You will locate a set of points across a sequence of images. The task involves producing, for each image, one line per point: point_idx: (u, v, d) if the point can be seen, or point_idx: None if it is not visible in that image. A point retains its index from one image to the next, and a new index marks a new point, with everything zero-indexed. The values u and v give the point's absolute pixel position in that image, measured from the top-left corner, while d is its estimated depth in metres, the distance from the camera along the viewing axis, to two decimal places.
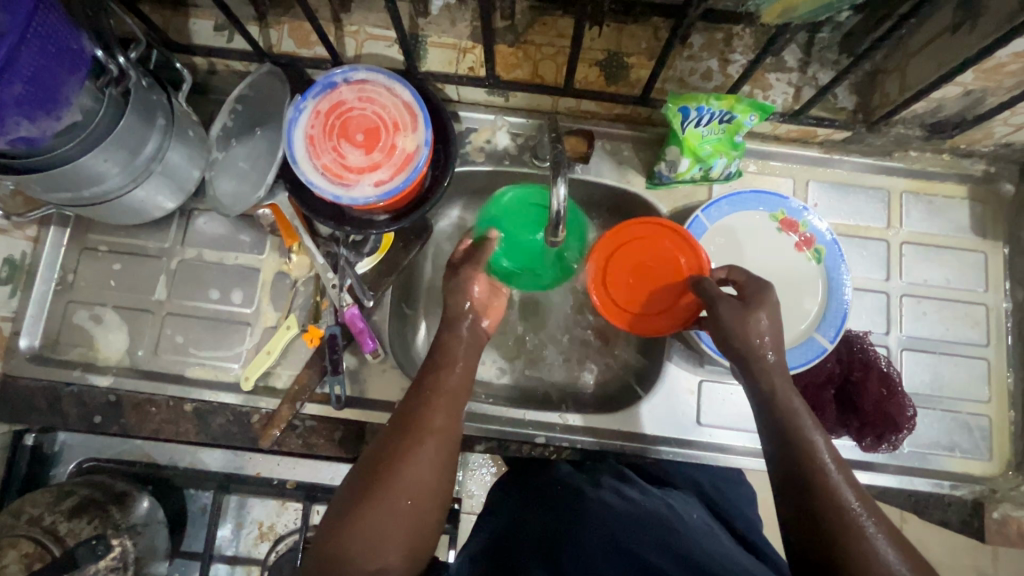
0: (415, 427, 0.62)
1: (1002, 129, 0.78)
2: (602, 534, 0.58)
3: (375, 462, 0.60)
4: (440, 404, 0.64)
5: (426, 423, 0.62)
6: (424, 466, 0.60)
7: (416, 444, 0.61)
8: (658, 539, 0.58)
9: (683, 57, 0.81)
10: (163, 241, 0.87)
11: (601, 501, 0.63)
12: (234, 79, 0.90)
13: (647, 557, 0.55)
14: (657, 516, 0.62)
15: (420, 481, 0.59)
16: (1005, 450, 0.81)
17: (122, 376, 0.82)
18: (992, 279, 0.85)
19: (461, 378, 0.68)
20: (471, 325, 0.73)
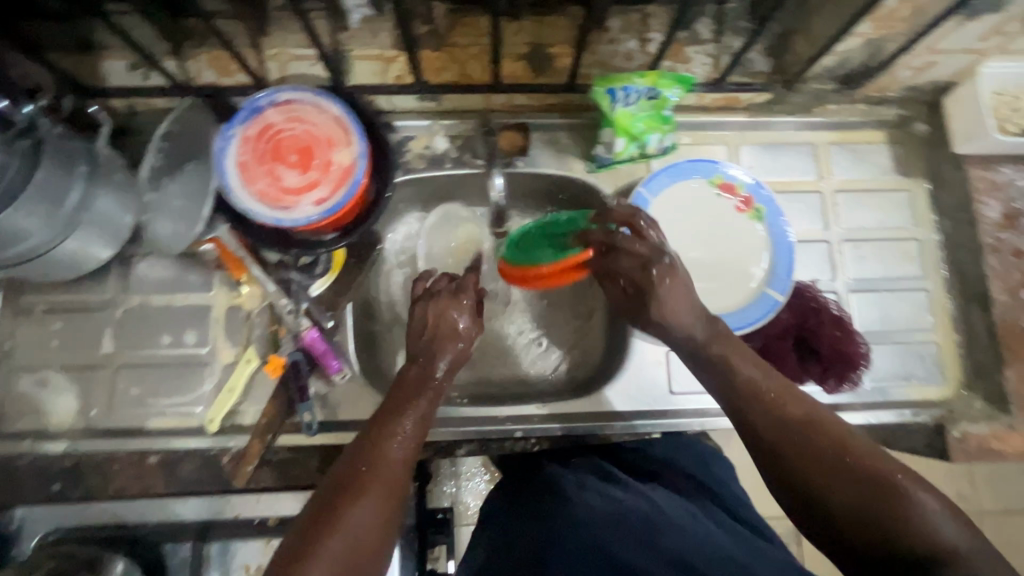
0: (367, 467, 0.59)
1: (906, 73, 0.83)
2: (578, 537, 0.59)
3: (318, 508, 0.56)
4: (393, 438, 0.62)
5: (369, 473, 0.58)
6: (361, 525, 0.55)
7: (357, 498, 0.56)
8: (635, 536, 0.59)
9: (604, 41, 0.83)
10: (104, 292, 0.83)
11: (579, 505, 0.63)
12: (158, 117, 0.87)
13: (621, 557, 0.57)
14: (638, 512, 0.63)
15: (371, 521, 0.56)
16: (956, 372, 0.86)
17: (79, 439, 0.79)
18: (919, 214, 0.90)
19: (415, 430, 0.64)
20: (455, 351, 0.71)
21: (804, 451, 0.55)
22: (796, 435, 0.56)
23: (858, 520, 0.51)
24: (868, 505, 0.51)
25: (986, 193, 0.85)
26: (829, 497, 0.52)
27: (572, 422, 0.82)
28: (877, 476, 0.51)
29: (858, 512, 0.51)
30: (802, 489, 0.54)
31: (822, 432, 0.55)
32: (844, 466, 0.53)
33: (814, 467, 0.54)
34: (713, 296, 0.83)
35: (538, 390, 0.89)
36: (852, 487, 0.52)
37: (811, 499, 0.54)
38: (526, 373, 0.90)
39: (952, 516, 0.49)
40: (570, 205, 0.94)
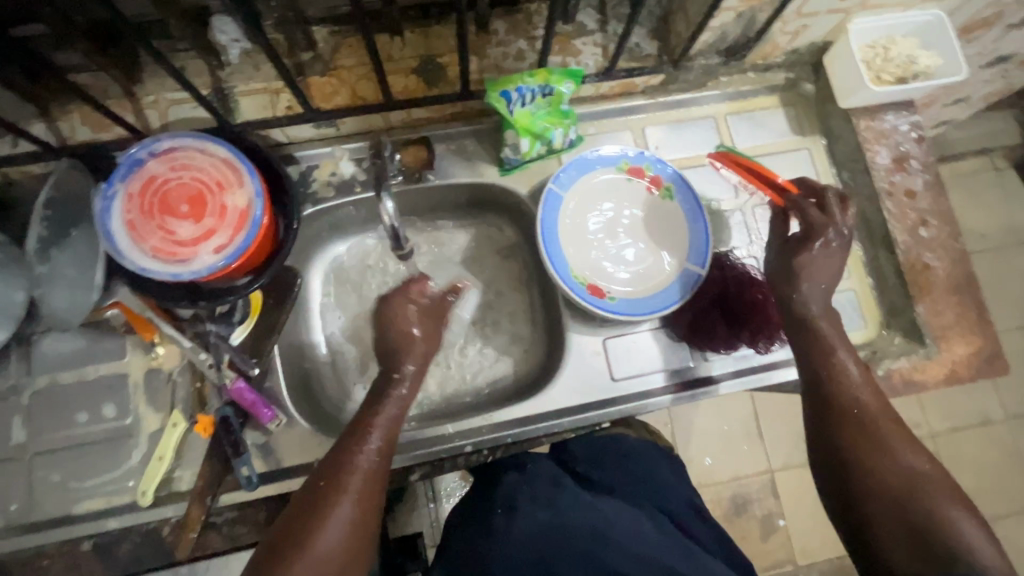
0: (335, 480, 0.58)
1: (783, 39, 0.86)
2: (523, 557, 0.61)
3: (288, 525, 0.56)
4: (368, 454, 0.61)
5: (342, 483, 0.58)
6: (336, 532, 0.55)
7: (331, 506, 0.56)
8: (578, 554, 0.60)
9: (492, 44, 0.83)
10: (7, 378, 0.78)
11: (524, 523, 0.64)
12: (39, 184, 0.82)
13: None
14: (586, 529, 0.63)
15: (341, 540, 0.55)
16: (875, 313, 0.90)
17: (1, 539, 0.73)
18: (821, 170, 0.94)
19: (388, 436, 0.63)
20: (415, 363, 0.68)
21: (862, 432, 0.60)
22: (855, 419, 0.61)
23: (883, 491, 0.56)
24: (894, 484, 0.56)
25: (874, 141, 0.90)
26: (865, 467, 0.58)
27: (521, 428, 0.82)
28: (917, 471, 0.57)
29: (886, 488, 0.57)
30: (840, 456, 0.60)
31: (878, 422, 0.61)
32: (888, 454, 0.58)
33: (864, 447, 0.59)
34: (637, 280, 0.85)
35: (487, 400, 0.89)
36: (888, 469, 0.57)
37: (847, 467, 0.59)
38: (472, 383, 0.89)
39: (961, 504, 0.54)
40: (488, 209, 0.93)
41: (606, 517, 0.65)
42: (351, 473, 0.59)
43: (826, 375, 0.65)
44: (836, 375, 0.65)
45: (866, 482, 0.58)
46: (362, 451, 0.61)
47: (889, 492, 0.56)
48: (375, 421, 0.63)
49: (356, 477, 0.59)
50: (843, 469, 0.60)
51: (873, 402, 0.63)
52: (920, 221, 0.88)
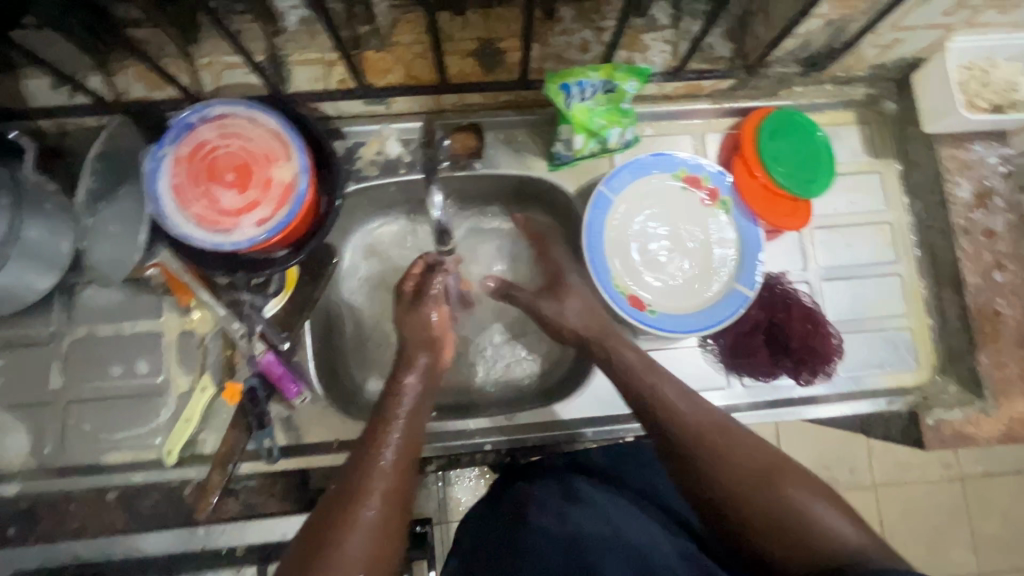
0: (360, 481, 0.55)
1: (871, 52, 0.79)
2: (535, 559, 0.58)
3: (311, 532, 0.52)
4: (394, 457, 0.58)
5: (368, 486, 0.55)
6: (361, 540, 0.51)
7: (356, 509, 0.53)
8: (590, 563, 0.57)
9: (556, 32, 0.79)
10: (48, 325, 0.80)
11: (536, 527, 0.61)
12: (91, 136, 0.82)
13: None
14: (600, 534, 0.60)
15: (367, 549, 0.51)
16: (929, 355, 0.85)
17: (33, 479, 0.76)
18: (890, 196, 0.88)
19: (409, 439, 0.61)
20: (427, 361, 0.70)
21: (683, 452, 0.59)
22: (677, 447, 0.60)
23: (765, 505, 0.54)
24: (766, 493, 0.55)
25: (956, 172, 0.83)
26: (736, 491, 0.56)
27: (543, 432, 0.81)
28: (787, 470, 0.57)
29: (758, 505, 0.55)
30: (707, 488, 0.57)
31: (704, 440, 0.59)
32: (740, 460, 0.57)
33: (717, 458, 0.58)
34: (680, 295, 0.82)
35: (511, 397, 0.87)
36: (756, 483, 0.56)
37: (733, 498, 0.56)
38: (497, 380, 0.88)
39: (821, 495, 0.54)
40: (531, 203, 0.90)
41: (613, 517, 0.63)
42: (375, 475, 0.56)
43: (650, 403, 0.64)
44: (662, 401, 0.63)
45: (753, 513, 0.54)
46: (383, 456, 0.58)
47: (771, 501, 0.54)
48: (393, 422, 0.62)
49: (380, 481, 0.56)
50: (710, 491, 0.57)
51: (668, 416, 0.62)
52: (995, 264, 0.82)
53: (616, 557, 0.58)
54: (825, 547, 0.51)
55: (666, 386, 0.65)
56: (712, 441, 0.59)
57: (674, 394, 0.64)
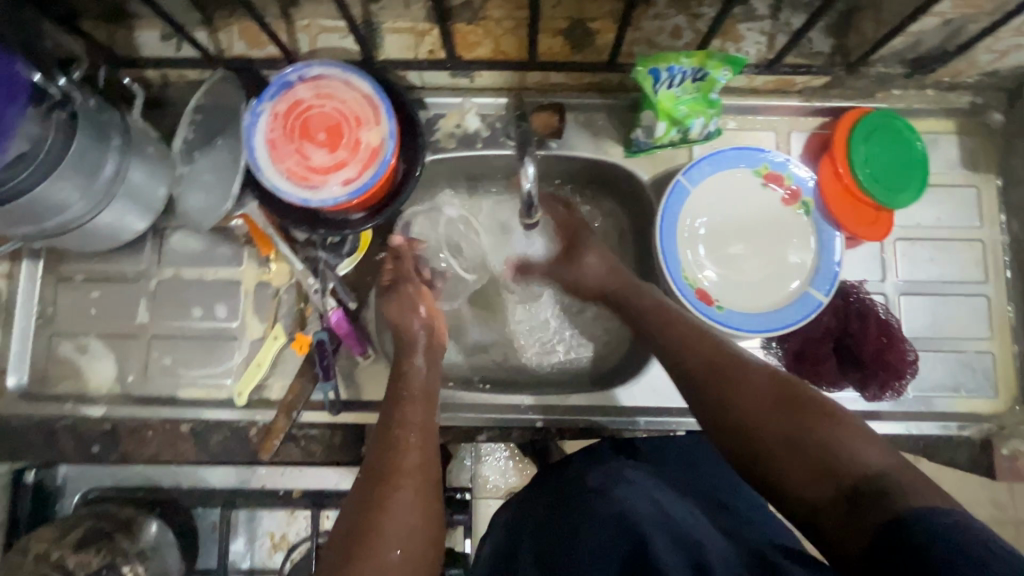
0: (391, 473, 0.59)
1: (986, 57, 0.75)
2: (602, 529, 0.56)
3: (353, 521, 0.57)
4: (406, 446, 0.62)
5: (398, 467, 0.60)
6: (403, 514, 0.57)
7: (392, 492, 0.58)
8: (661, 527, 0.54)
9: (650, 16, 0.76)
10: (139, 263, 0.85)
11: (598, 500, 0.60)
12: (190, 88, 0.87)
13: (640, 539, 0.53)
14: (645, 514, 0.56)
15: (410, 521, 0.57)
16: (1009, 384, 0.81)
17: (116, 404, 0.81)
18: (986, 213, 0.83)
19: (424, 412, 0.67)
20: (424, 325, 0.75)
21: (711, 390, 0.60)
22: (708, 387, 0.61)
23: (783, 435, 0.54)
24: (787, 423, 0.55)
25: None
26: (753, 422, 0.56)
27: (593, 415, 0.82)
28: (810, 402, 0.56)
29: (776, 434, 0.54)
30: (726, 419, 0.58)
31: (731, 376, 0.60)
32: (758, 395, 0.57)
33: (736, 393, 0.59)
34: (749, 294, 0.80)
35: (562, 380, 0.88)
36: (777, 415, 0.55)
37: (750, 431, 0.56)
38: (551, 362, 0.88)
39: (848, 425, 0.53)
40: (602, 189, 0.89)
41: (663, 506, 0.59)
42: (399, 468, 0.60)
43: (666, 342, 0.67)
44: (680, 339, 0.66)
45: (770, 443, 0.55)
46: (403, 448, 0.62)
47: (793, 431, 0.54)
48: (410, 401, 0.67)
49: (404, 469, 0.60)
50: (729, 423, 0.58)
51: (700, 357, 0.63)
52: None
53: (666, 535, 0.54)
54: (852, 473, 0.50)
55: (697, 334, 0.66)
56: (727, 373, 0.60)
57: (689, 333, 0.67)
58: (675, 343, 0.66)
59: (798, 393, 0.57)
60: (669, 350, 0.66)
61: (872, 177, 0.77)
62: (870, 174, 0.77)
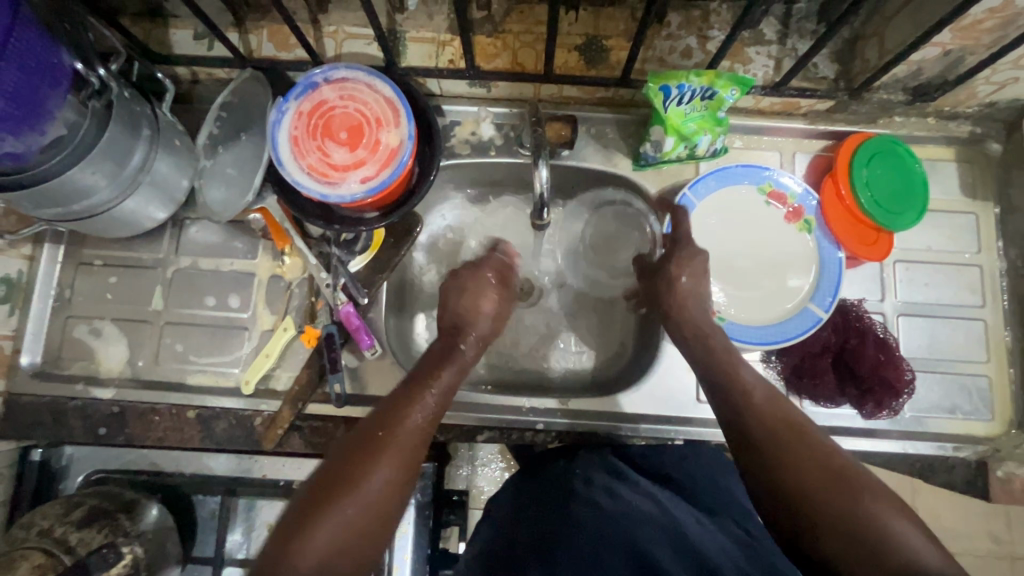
0: (340, 485, 0.59)
1: (984, 88, 0.78)
2: (599, 533, 0.61)
3: (297, 517, 0.57)
4: (385, 457, 0.61)
5: (352, 479, 0.59)
6: (337, 529, 0.56)
7: (339, 502, 0.58)
8: (658, 536, 0.62)
9: (662, 36, 0.80)
10: (157, 252, 0.87)
11: (589, 502, 0.65)
12: (218, 87, 0.90)
13: (644, 551, 0.59)
14: (648, 514, 0.64)
15: (343, 534, 0.57)
16: (1005, 408, 0.82)
17: (125, 387, 0.83)
18: (984, 240, 0.85)
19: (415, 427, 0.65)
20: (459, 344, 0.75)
21: (776, 451, 0.60)
22: (770, 446, 0.60)
23: (832, 505, 0.55)
24: (842, 504, 0.55)
25: None
26: (812, 491, 0.56)
27: (594, 421, 0.82)
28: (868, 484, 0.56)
29: (838, 513, 0.54)
30: (775, 470, 0.59)
31: (799, 443, 0.60)
32: (821, 469, 0.57)
33: (799, 458, 0.58)
34: (751, 306, 0.82)
35: (561, 386, 0.89)
36: (836, 490, 0.56)
37: (808, 501, 0.56)
38: (553, 369, 0.90)
39: (903, 514, 0.54)
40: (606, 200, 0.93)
41: (666, 507, 0.66)
42: (371, 476, 0.60)
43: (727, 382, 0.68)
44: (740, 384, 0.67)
45: (826, 517, 0.54)
46: (375, 453, 0.61)
47: (850, 510, 0.54)
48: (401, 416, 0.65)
49: (373, 481, 0.59)
50: (788, 489, 0.57)
51: (771, 414, 0.63)
52: None
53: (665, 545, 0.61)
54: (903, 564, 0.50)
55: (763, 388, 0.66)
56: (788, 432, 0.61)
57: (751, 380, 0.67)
58: (743, 393, 0.66)
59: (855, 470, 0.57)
60: (732, 399, 0.65)
61: (872, 201, 0.80)
62: (870, 197, 0.80)
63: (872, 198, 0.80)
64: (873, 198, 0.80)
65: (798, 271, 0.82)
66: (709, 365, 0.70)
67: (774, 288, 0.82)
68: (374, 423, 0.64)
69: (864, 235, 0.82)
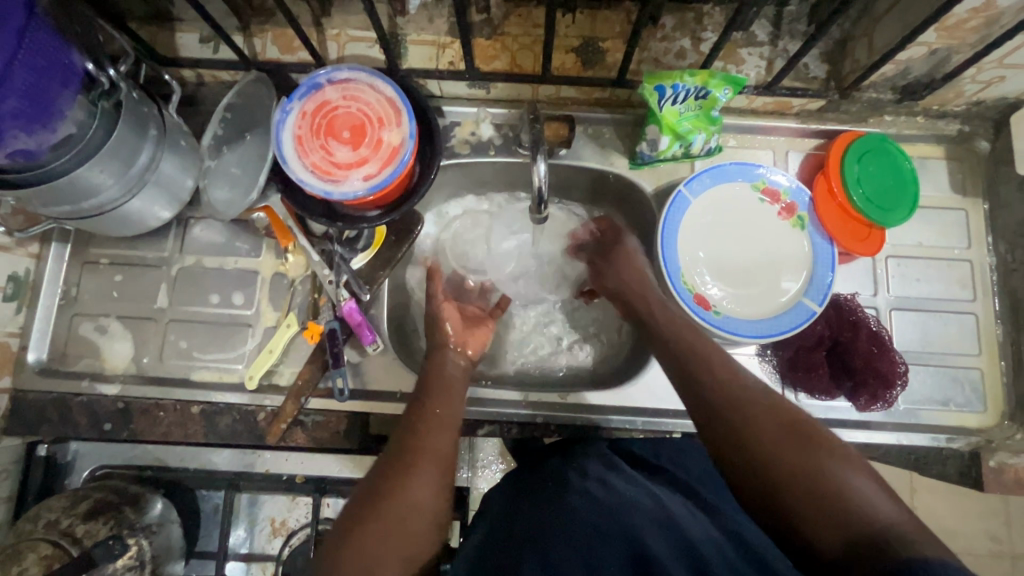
0: (386, 496, 0.59)
1: (971, 87, 0.80)
2: (589, 522, 0.61)
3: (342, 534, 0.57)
4: (424, 465, 0.61)
5: (396, 490, 0.59)
6: (390, 543, 0.56)
7: (387, 514, 0.57)
8: (651, 526, 0.61)
9: (656, 38, 0.83)
10: (162, 250, 0.89)
11: (583, 493, 0.64)
12: (223, 89, 0.92)
13: (637, 539, 0.59)
14: (643, 506, 0.64)
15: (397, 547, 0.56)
16: (997, 400, 0.83)
17: (130, 383, 0.84)
18: (974, 235, 0.87)
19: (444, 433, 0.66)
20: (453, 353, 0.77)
21: (734, 416, 0.59)
22: (730, 415, 0.60)
23: (793, 464, 0.54)
24: (798, 461, 0.54)
25: None
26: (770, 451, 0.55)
27: (591, 414, 0.84)
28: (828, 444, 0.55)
29: (796, 471, 0.53)
30: (738, 430, 0.58)
31: (754, 412, 0.59)
32: (779, 430, 0.57)
33: (759, 422, 0.58)
34: (747, 301, 0.83)
35: (560, 381, 0.91)
36: (794, 449, 0.55)
37: (766, 462, 0.55)
38: (553, 365, 0.91)
39: (862, 473, 0.52)
40: (602, 198, 0.95)
41: (660, 500, 0.66)
42: (413, 487, 0.60)
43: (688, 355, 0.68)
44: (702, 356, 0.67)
45: (784, 478, 0.53)
46: (408, 462, 0.62)
47: (808, 468, 0.53)
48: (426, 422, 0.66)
49: (416, 492, 0.60)
50: (747, 453, 0.56)
51: (730, 381, 0.63)
52: None
53: (657, 534, 0.60)
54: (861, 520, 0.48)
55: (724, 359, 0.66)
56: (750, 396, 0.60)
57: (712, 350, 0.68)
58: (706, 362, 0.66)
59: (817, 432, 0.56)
60: (696, 374, 0.65)
61: (865, 198, 0.81)
62: (863, 194, 0.81)
63: (865, 195, 0.81)
64: (866, 196, 0.81)
65: (794, 268, 0.84)
66: (670, 345, 0.71)
67: (770, 285, 0.84)
68: (402, 434, 0.65)
69: (858, 232, 0.83)
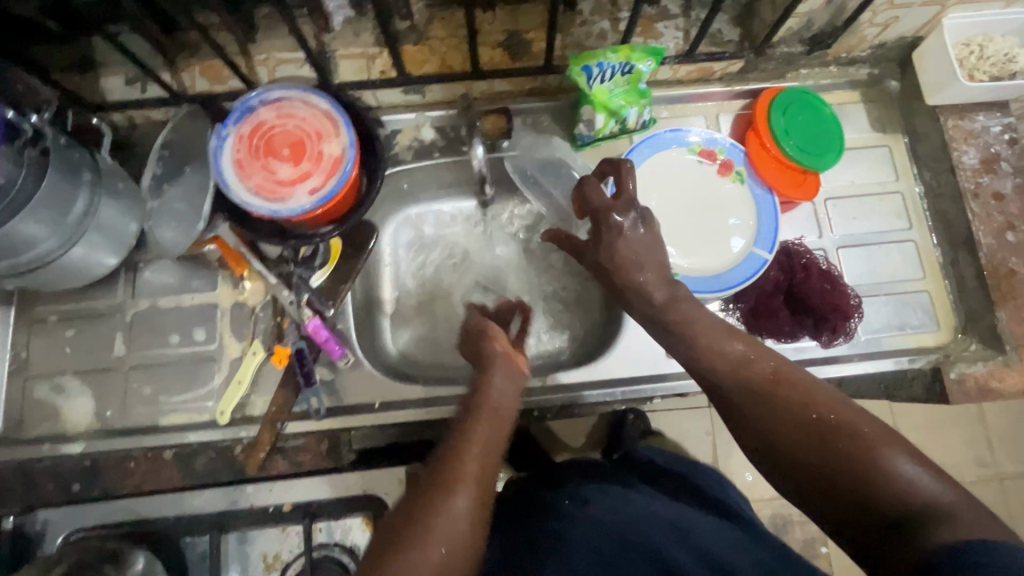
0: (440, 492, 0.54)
1: (871, 31, 0.86)
2: (608, 529, 0.60)
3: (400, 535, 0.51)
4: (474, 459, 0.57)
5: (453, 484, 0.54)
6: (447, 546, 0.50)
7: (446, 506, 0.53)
8: (676, 533, 0.60)
9: (577, 23, 0.86)
10: (113, 298, 0.86)
11: (602, 505, 0.64)
12: (158, 129, 0.91)
13: (665, 552, 0.58)
14: (665, 516, 0.63)
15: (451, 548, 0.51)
16: (948, 316, 0.87)
17: (95, 439, 0.81)
18: (900, 168, 0.92)
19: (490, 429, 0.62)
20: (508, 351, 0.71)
21: (743, 397, 0.62)
22: (750, 409, 0.61)
23: (813, 453, 0.55)
24: (828, 449, 0.55)
25: (961, 141, 0.87)
26: (803, 453, 0.56)
27: (572, 392, 0.85)
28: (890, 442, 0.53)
29: (812, 453, 0.55)
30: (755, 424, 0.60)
31: (776, 394, 0.60)
32: (800, 414, 0.58)
33: (769, 405, 0.60)
34: (697, 259, 0.86)
35: (536, 367, 0.91)
36: (818, 436, 0.56)
37: (808, 468, 0.55)
38: (527, 353, 0.92)
39: (902, 449, 0.52)
40: None
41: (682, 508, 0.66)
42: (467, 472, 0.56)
43: (694, 346, 0.67)
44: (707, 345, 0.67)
45: (811, 463, 0.55)
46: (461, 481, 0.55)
47: (829, 451, 0.54)
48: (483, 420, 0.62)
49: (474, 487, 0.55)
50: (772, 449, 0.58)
51: (746, 375, 0.63)
52: (1007, 225, 0.85)
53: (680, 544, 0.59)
54: (909, 506, 0.49)
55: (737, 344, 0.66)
56: (766, 391, 0.61)
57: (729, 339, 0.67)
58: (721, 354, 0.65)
59: (845, 409, 0.57)
60: (705, 365, 0.66)
61: (797, 150, 0.85)
62: (795, 144, 0.85)
63: (795, 147, 0.85)
64: (795, 146, 0.85)
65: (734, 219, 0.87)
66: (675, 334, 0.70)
67: (712, 237, 0.87)
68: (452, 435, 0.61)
69: (794, 181, 0.87)
